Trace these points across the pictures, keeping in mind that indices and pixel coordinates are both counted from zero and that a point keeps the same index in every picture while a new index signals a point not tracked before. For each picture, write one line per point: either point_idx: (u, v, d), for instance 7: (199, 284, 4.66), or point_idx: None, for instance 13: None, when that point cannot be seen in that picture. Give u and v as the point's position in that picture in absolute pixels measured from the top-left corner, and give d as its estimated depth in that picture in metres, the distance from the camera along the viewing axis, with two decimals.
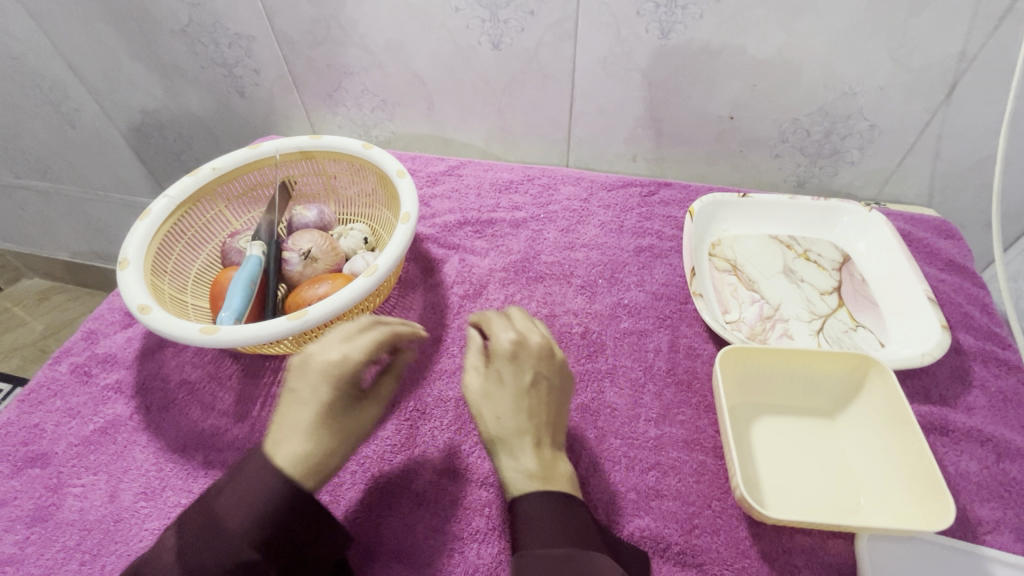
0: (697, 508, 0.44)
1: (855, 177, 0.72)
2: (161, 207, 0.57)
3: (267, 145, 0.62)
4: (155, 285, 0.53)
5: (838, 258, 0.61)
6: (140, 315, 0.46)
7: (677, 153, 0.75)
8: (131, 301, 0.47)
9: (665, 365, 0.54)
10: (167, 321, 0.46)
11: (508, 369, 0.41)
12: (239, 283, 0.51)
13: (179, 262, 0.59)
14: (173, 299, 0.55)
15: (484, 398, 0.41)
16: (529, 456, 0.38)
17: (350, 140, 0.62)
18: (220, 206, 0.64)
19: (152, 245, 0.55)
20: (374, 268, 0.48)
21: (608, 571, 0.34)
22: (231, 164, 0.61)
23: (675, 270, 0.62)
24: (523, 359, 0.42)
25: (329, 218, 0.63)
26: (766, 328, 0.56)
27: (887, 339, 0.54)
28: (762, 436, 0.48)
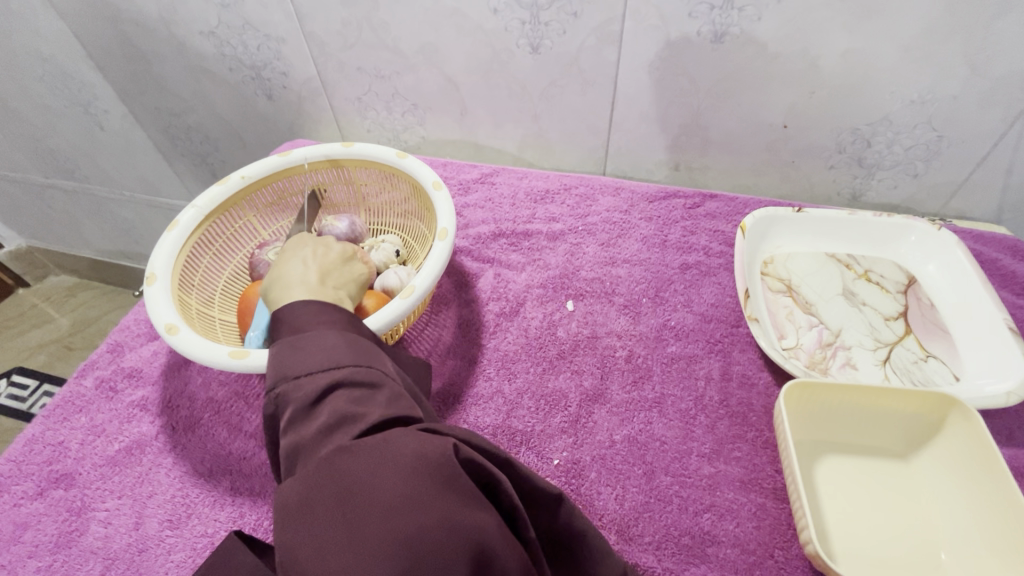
0: (758, 558, 0.41)
1: (917, 191, 0.67)
2: (189, 218, 0.54)
3: (297, 152, 0.60)
4: (182, 302, 0.51)
5: (903, 280, 0.57)
6: (168, 336, 0.44)
7: (722, 162, 0.71)
8: (158, 320, 0.45)
9: (717, 396, 0.50)
10: (195, 344, 0.44)
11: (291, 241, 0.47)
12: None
13: (207, 274, 0.57)
14: (201, 315, 0.53)
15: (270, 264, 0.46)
16: (297, 280, 0.41)
17: (382, 148, 0.59)
18: (249, 215, 0.61)
19: (180, 257, 0.53)
20: (411, 289, 0.46)
21: (359, 342, 0.35)
22: (260, 173, 0.59)
23: (725, 290, 0.59)
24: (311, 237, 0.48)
25: (361, 229, 0.60)
26: (827, 356, 0.52)
27: (962, 372, 0.50)
28: (828, 477, 0.44)
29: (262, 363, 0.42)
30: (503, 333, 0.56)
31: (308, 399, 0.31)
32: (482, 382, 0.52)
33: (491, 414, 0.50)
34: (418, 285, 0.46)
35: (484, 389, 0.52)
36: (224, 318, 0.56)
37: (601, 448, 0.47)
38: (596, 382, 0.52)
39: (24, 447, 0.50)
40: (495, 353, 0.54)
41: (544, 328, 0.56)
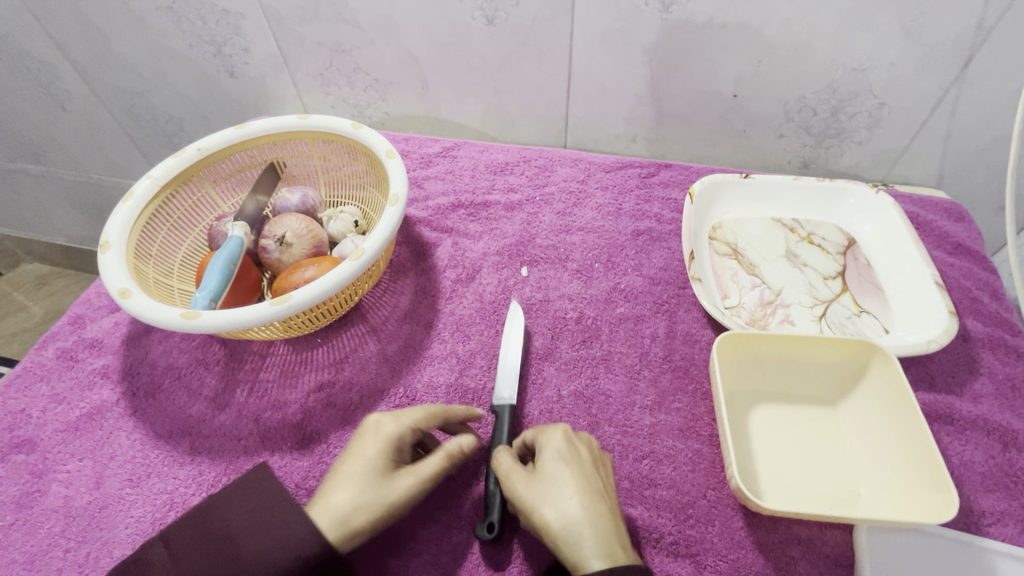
0: (692, 498, 0.43)
1: (862, 159, 0.70)
2: (145, 188, 0.55)
3: (254, 125, 0.61)
4: (139, 271, 0.52)
5: (843, 241, 0.59)
6: (121, 299, 0.45)
7: (678, 133, 0.73)
8: (111, 285, 0.46)
9: (661, 352, 0.52)
10: (148, 305, 0.45)
11: (568, 460, 0.40)
12: (218, 263, 0.51)
13: (166, 245, 0.57)
14: (158, 284, 0.54)
15: (545, 468, 0.40)
16: (603, 552, 0.35)
17: (338, 119, 0.60)
18: (208, 188, 0.62)
19: (135, 227, 0.53)
20: (360, 251, 0.47)
21: None
22: (217, 145, 0.60)
23: (674, 254, 0.61)
24: (567, 450, 0.41)
25: (315, 199, 0.61)
26: (766, 314, 0.54)
27: (891, 325, 0.52)
28: (760, 424, 0.46)
29: (214, 324, 0.43)
30: (459, 299, 0.58)
31: None
32: (436, 343, 0.54)
33: (444, 373, 0.52)
34: (367, 248, 0.47)
35: (438, 351, 0.54)
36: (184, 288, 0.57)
37: (549, 402, 0.49)
38: (547, 341, 0.54)
39: None
40: (451, 318, 0.56)
41: (498, 293, 0.58)
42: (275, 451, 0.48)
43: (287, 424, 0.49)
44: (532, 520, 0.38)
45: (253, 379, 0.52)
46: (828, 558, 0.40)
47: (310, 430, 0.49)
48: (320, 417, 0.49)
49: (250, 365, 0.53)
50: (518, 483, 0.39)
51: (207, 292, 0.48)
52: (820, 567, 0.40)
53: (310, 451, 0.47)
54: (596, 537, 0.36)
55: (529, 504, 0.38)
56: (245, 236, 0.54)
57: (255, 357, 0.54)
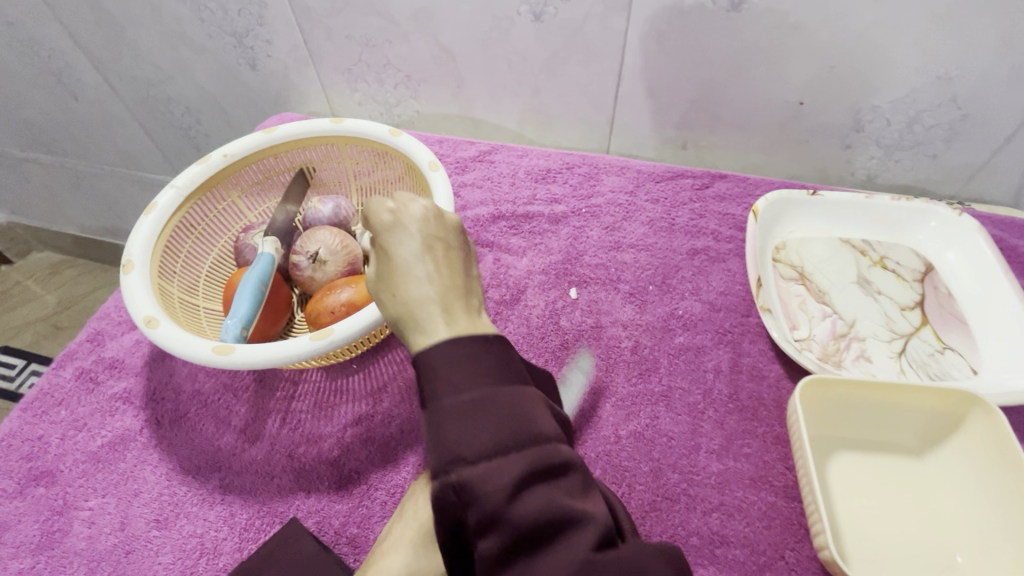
0: (768, 559, 0.40)
1: (934, 173, 0.64)
2: (168, 200, 0.51)
3: (283, 129, 0.56)
4: (163, 290, 0.48)
5: (920, 267, 0.55)
6: (148, 328, 0.41)
7: (733, 141, 0.68)
8: (136, 313, 0.42)
9: (726, 389, 0.48)
10: (176, 336, 0.41)
11: (387, 207, 0.34)
12: (248, 285, 0.46)
13: (189, 259, 0.54)
14: (183, 303, 0.50)
15: (381, 291, 0.33)
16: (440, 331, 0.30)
17: (374, 124, 0.55)
18: (233, 196, 0.58)
19: (158, 242, 0.49)
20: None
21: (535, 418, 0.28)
22: (244, 151, 0.55)
23: (734, 277, 0.56)
24: (388, 223, 0.34)
25: (349, 209, 0.56)
26: (840, 348, 0.50)
27: (979, 365, 0.48)
28: (841, 477, 0.42)
29: (249, 361, 0.40)
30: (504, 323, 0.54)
31: (506, 490, 0.26)
32: None
33: None
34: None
35: None
36: (209, 306, 0.53)
37: (606, 444, 0.46)
38: (601, 374, 0.50)
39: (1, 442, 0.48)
40: None
41: (547, 317, 0.54)
42: (311, 491, 0.44)
43: (323, 462, 0.46)
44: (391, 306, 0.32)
45: (286, 409, 0.49)
46: None
47: (348, 469, 0.45)
48: (358, 454, 0.46)
49: (283, 393, 0.50)
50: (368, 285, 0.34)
51: (237, 320, 0.44)
52: None
53: (349, 492, 0.44)
54: (418, 326, 0.31)
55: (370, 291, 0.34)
56: (275, 253, 0.50)
57: (287, 384, 0.50)
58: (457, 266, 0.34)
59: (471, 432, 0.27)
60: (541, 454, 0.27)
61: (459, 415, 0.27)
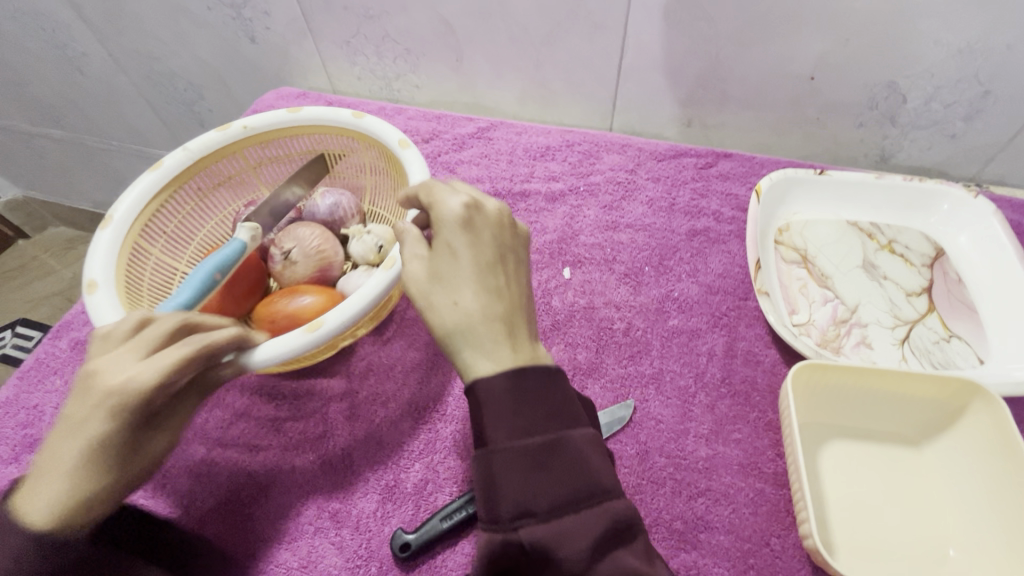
0: (753, 546, 0.39)
1: (951, 154, 0.62)
2: (175, 160, 0.51)
3: (308, 111, 0.54)
4: (136, 256, 0.48)
5: (929, 252, 0.52)
6: (86, 291, 0.41)
7: (741, 119, 0.65)
8: (87, 271, 0.43)
9: (719, 373, 0.47)
10: (110, 305, 0.41)
11: (458, 209, 0.35)
12: (201, 270, 0.42)
13: (184, 221, 0.54)
14: (156, 268, 0.51)
15: (431, 287, 0.33)
16: (504, 351, 0.31)
17: (391, 128, 0.51)
18: (250, 166, 0.57)
19: (151, 203, 0.50)
20: (317, 322, 0.37)
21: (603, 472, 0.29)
22: (264, 126, 0.54)
23: (734, 259, 0.54)
24: (459, 220, 0.34)
25: (346, 210, 0.54)
26: (840, 335, 0.48)
27: (987, 354, 0.46)
28: (833, 466, 0.41)
29: None
30: None
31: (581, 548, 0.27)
32: None
33: None
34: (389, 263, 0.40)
35: None
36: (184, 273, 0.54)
37: None
38: (591, 356, 0.49)
39: None
40: None
41: (538, 297, 0.53)
42: (295, 465, 0.44)
43: (305, 436, 0.45)
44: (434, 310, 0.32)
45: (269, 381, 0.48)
46: None
47: (332, 444, 0.45)
48: (342, 430, 0.46)
49: None
50: (412, 276, 0.33)
51: (174, 305, 0.40)
52: None
53: (332, 467, 0.44)
54: (475, 325, 0.31)
55: (420, 289, 0.33)
56: (249, 241, 0.46)
57: None
58: (510, 278, 0.34)
59: (537, 484, 0.28)
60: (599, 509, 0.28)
61: (526, 463, 0.28)
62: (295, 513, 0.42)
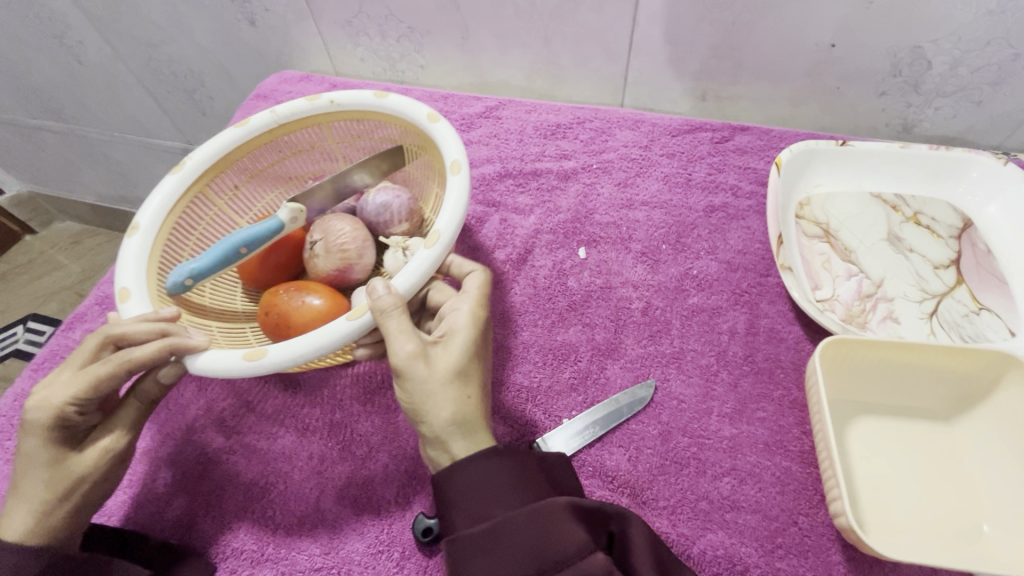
0: (781, 525, 0.38)
1: (977, 121, 0.59)
2: (261, 120, 0.48)
3: (394, 99, 0.46)
4: (191, 207, 0.47)
5: (957, 223, 0.51)
6: (127, 234, 0.41)
7: (757, 90, 0.63)
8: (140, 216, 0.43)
9: (741, 351, 0.46)
10: (137, 255, 0.40)
11: (471, 303, 0.39)
12: (230, 239, 0.41)
13: (259, 178, 0.52)
14: (213, 222, 0.49)
15: (440, 373, 0.35)
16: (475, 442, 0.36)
17: (458, 145, 0.42)
18: (334, 139, 0.53)
19: (227, 157, 0.48)
20: (259, 351, 0.35)
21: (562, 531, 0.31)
22: (351, 104, 0.48)
23: (753, 235, 0.53)
24: (480, 325, 0.39)
25: (393, 216, 0.47)
26: (866, 309, 0.47)
27: (1019, 327, 0.44)
28: (861, 441, 0.40)
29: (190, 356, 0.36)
30: (509, 284, 0.52)
31: None
32: None
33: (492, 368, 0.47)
34: (401, 289, 0.36)
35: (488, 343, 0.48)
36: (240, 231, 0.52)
37: None
38: (609, 336, 0.48)
39: (14, 402, 0.48)
40: (501, 306, 0.50)
41: (553, 278, 0.52)
42: (314, 454, 0.44)
43: (325, 423, 0.45)
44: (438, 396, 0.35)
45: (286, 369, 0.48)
46: None
47: (351, 432, 0.45)
48: (362, 418, 0.45)
49: None
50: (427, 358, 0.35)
51: (190, 267, 0.39)
52: None
53: (352, 454, 0.44)
54: (466, 424, 0.35)
55: (433, 389, 0.35)
56: (287, 222, 0.42)
57: None
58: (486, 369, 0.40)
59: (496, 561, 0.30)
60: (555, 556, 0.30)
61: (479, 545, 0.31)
62: (317, 501, 0.42)
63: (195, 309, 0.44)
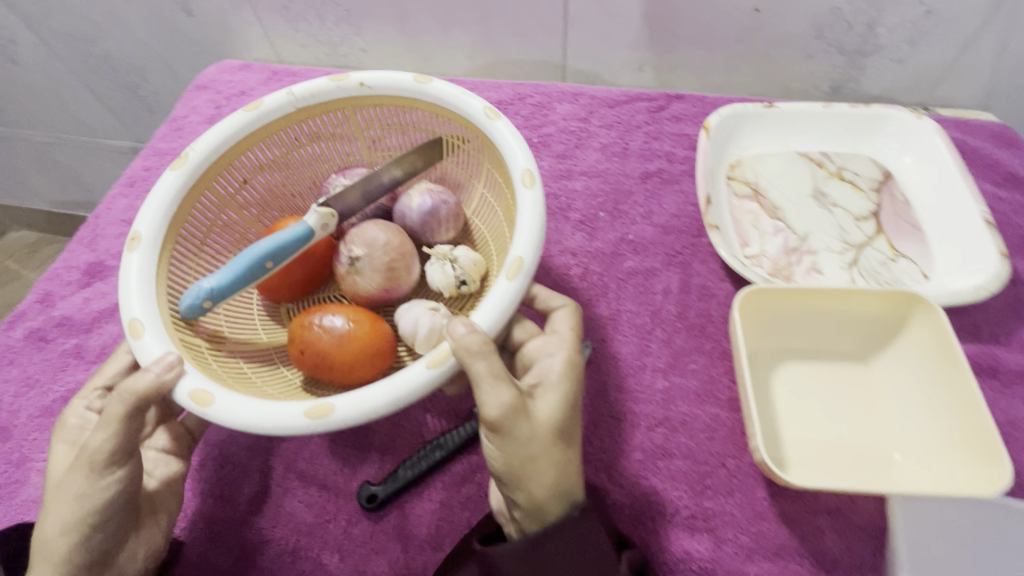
0: (710, 468, 0.40)
1: (901, 80, 0.62)
2: (277, 102, 0.44)
3: (439, 86, 0.43)
4: (198, 205, 0.43)
5: (878, 176, 0.53)
6: (127, 247, 0.38)
7: (692, 59, 0.65)
8: (140, 219, 0.39)
9: (675, 309, 0.48)
10: (143, 268, 0.37)
11: (568, 349, 0.36)
12: (253, 252, 0.38)
13: (272, 174, 0.48)
14: (219, 224, 0.45)
15: (539, 433, 0.32)
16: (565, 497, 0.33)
17: (519, 149, 0.39)
18: (357, 129, 0.48)
19: (237, 148, 0.44)
20: (325, 408, 0.31)
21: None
22: (384, 86, 0.44)
23: (687, 198, 0.55)
24: (575, 373, 0.35)
25: (440, 221, 0.44)
26: (791, 263, 0.49)
27: (932, 270, 0.47)
28: (783, 386, 0.42)
29: (240, 406, 0.32)
30: None
31: None
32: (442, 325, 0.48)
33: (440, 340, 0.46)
34: (486, 327, 0.33)
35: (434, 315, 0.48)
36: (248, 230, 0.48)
37: None
38: None
39: None
40: None
41: None
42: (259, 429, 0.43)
43: None
44: (535, 457, 0.32)
45: None
46: (858, 528, 0.37)
47: None
48: None
49: None
50: (525, 421, 0.32)
51: (206, 287, 0.37)
52: (851, 540, 0.36)
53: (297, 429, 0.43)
54: (559, 486, 0.33)
55: (535, 450, 0.32)
56: (314, 229, 0.40)
57: None
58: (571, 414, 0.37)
59: None
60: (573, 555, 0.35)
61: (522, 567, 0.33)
62: (261, 477, 0.42)
63: (211, 338, 0.40)
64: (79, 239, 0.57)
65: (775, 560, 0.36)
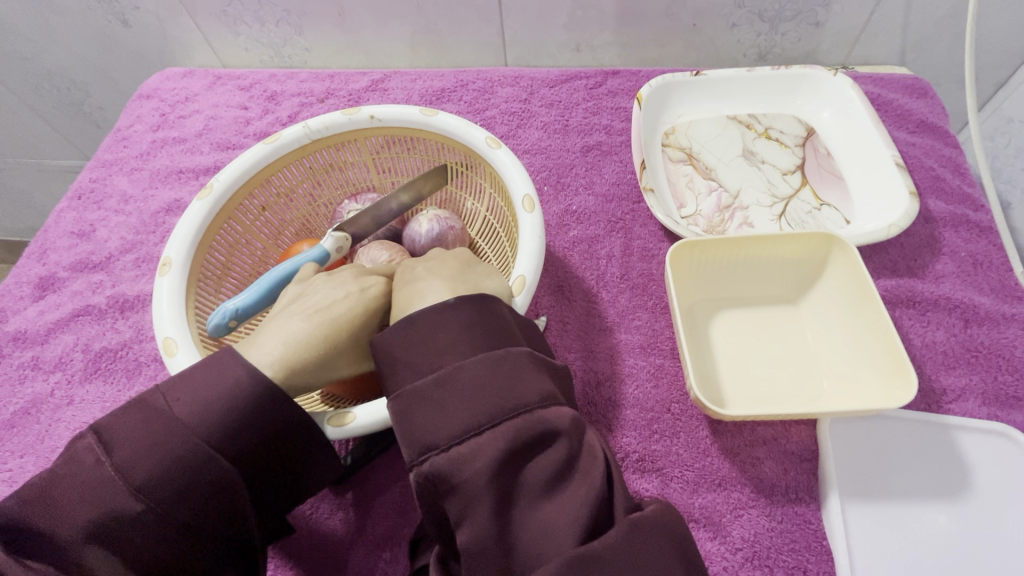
0: (656, 414, 0.42)
1: (821, 42, 0.65)
2: (293, 135, 0.45)
3: (444, 119, 0.44)
4: (222, 233, 0.44)
5: (801, 133, 0.56)
6: (158, 272, 0.39)
7: (624, 36, 0.67)
8: (168, 247, 0.40)
9: (618, 271, 0.50)
10: (173, 294, 0.38)
11: None
12: (276, 274, 0.40)
13: (289, 198, 0.49)
14: (241, 246, 0.47)
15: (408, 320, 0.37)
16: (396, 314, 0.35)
17: (521, 176, 0.40)
18: (367, 155, 0.50)
19: (258, 177, 0.45)
20: (345, 415, 0.32)
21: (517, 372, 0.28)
22: (394, 119, 0.45)
23: (626, 167, 0.57)
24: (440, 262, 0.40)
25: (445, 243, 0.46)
26: (725, 219, 0.51)
27: (853, 215, 0.50)
28: (719, 332, 0.45)
29: None
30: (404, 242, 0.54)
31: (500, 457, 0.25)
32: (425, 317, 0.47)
33: None
34: None
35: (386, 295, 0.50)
36: (267, 253, 0.50)
37: None
38: None
39: None
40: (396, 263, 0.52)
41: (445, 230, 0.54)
42: None
43: None
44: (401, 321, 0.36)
45: None
46: (792, 454, 0.40)
47: None
48: None
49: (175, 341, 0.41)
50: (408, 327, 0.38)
51: (231, 308, 0.38)
52: (786, 465, 0.39)
53: None
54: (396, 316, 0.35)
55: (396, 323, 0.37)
56: (331, 251, 0.42)
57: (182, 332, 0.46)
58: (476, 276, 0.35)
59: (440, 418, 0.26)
60: (530, 425, 0.26)
61: (423, 401, 0.27)
62: None
63: None
64: (28, 254, 0.57)
65: (719, 491, 0.39)
